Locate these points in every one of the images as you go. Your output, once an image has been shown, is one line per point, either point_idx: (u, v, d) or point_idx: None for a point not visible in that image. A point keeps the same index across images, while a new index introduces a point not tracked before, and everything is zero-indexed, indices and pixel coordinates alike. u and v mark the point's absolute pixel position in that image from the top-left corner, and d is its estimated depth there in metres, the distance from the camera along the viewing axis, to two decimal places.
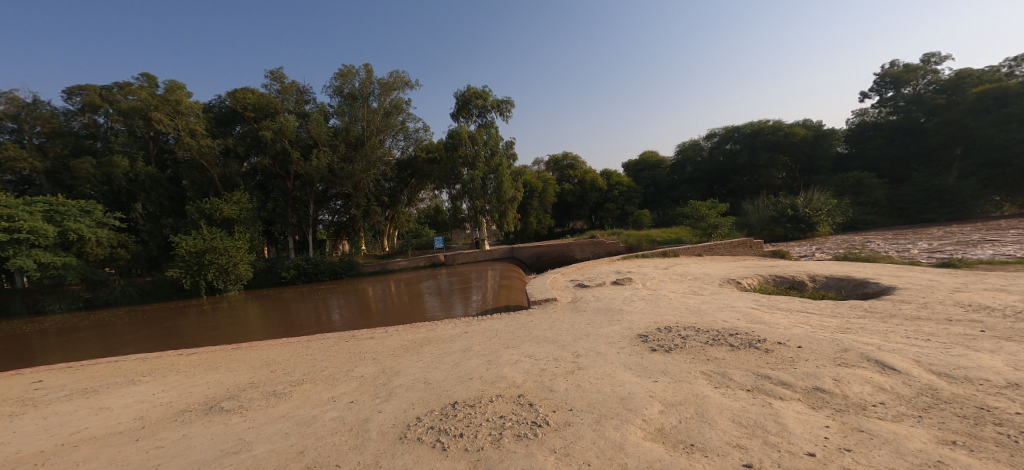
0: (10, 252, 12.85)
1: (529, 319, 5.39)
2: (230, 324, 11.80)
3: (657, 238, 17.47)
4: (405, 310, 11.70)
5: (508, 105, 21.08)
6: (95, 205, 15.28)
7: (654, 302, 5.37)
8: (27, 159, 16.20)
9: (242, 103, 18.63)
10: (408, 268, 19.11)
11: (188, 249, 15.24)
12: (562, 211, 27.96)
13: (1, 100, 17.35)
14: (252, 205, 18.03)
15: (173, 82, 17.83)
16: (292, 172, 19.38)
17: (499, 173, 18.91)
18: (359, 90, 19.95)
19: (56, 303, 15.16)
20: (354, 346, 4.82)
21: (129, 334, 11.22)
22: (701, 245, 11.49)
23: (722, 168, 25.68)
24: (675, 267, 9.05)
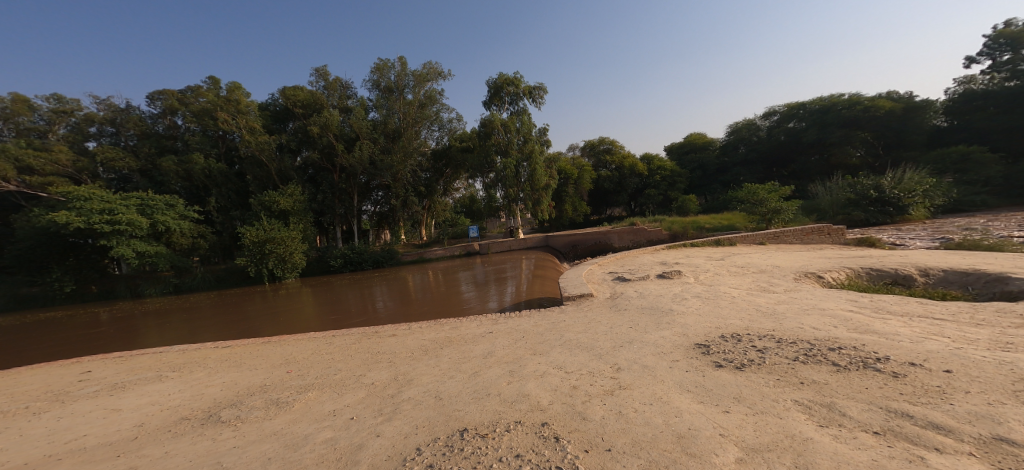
0: (113, 242, 14.38)
1: (560, 317, 4.78)
2: (282, 311, 12.23)
3: (706, 224, 16.08)
4: (441, 299, 11.46)
5: (540, 90, 20.42)
6: (176, 199, 16.80)
7: (712, 300, 4.55)
8: (124, 160, 17.89)
9: (293, 100, 19.53)
10: (444, 257, 19.18)
11: (252, 239, 15.91)
12: (599, 198, 26.75)
13: (104, 109, 19.77)
14: (304, 197, 18.76)
15: (234, 83, 18.96)
16: (338, 165, 20.03)
17: (532, 160, 18.49)
18: (395, 83, 20.21)
19: (151, 288, 16.57)
20: (373, 345, 4.48)
21: (201, 319, 11.89)
22: (765, 232, 10.18)
23: (786, 147, 23.51)
24: (732, 257, 7.99)
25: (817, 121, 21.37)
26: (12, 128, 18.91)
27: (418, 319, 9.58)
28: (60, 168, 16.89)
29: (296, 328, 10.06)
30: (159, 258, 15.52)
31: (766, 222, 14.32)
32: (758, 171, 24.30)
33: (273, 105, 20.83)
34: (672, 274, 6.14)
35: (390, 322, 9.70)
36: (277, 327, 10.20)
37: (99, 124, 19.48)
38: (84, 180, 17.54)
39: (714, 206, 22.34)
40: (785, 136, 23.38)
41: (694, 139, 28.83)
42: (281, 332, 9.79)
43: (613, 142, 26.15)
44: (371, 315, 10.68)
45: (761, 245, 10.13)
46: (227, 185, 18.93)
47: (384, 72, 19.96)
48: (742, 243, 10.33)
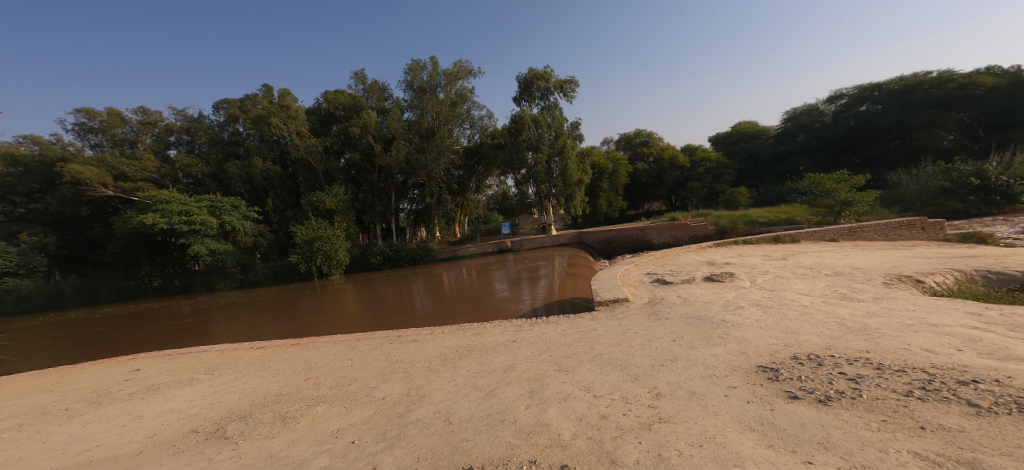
0: (190, 240, 15.63)
1: (591, 325, 4.30)
2: (327, 306, 12.62)
3: (759, 218, 14.70)
4: (475, 296, 11.23)
5: (571, 84, 19.76)
6: (240, 201, 17.95)
7: (774, 308, 3.86)
8: (200, 165, 19.46)
9: (335, 104, 20.18)
10: (478, 254, 19.14)
11: (303, 238, 16.68)
12: (636, 192, 25.45)
13: (180, 119, 21.61)
14: (348, 197, 19.38)
15: (284, 90, 19.92)
16: (377, 165, 20.62)
17: (565, 155, 18.03)
18: (427, 82, 20.31)
19: (222, 283, 17.85)
20: (392, 353, 4.23)
21: (255, 314, 12.49)
22: (837, 226, 8.98)
23: (857, 132, 21.07)
24: (794, 256, 7.04)
25: (896, 103, 18.95)
26: (110, 139, 21.22)
27: (452, 318, 9.32)
28: (147, 174, 18.61)
29: (339, 325, 10.14)
30: (228, 255, 16.67)
31: (836, 215, 12.78)
32: (822, 159, 22.02)
33: (318, 110, 21.72)
34: (722, 275, 5.42)
35: (425, 320, 9.50)
36: (323, 323, 10.42)
37: (177, 133, 21.38)
38: (166, 184, 19.28)
39: (770, 199, 20.53)
40: (856, 120, 20.89)
41: (745, 127, 26.74)
42: (324, 328, 9.93)
43: (650, 134, 24.80)
44: (408, 313, 10.60)
45: (831, 242, 8.94)
46: (281, 187, 19.95)
47: (417, 73, 20.17)
48: (807, 240, 9.17)
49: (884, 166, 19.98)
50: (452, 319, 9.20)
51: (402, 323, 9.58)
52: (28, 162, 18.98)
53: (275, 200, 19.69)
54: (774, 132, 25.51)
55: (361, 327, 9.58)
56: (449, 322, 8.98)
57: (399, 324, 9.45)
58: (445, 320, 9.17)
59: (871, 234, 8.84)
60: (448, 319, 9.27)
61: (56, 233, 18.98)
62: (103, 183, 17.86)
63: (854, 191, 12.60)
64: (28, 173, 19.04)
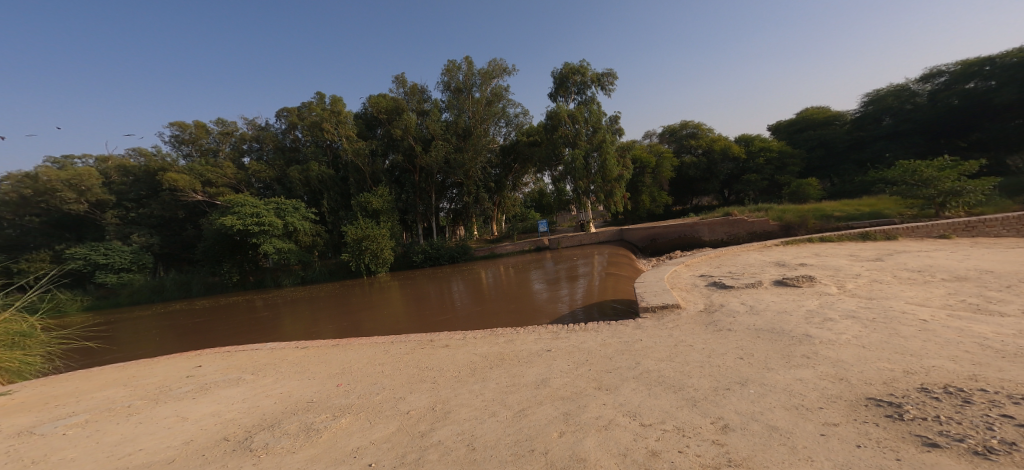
0: (261, 240, 16.93)
1: (638, 335, 3.77)
2: (376, 303, 12.97)
3: (834, 212, 13.00)
4: (514, 295, 10.89)
5: (610, 77, 18.81)
6: (300, 203, 19.03)
7: (873, 322, 3.12)
8: (267, 171, 20.96)
9: (378, 108, 20.74)
10: (513, 252, 18.87)
11: (353, 238, 17.44)
12: (683, 187, 23.75)
13: (251, 129, 23.49)
14: (392, 197, 19.93)
15: (336, 96, 20.88)
16: (418, 166, 20.97)
17: (603, 150, 17.23)
18: (463, 83, 20.42)
19: (287, 279, 19.10)
20: (423, 361, 3.99)
21: (311, 310, 13.08)
22: (950, 220, 7.55)
23: (960, 113, 17.96)
24: (888, 256, 5.94)
25: (1014, 77, 15.88)
26: (197, 149, 23.58)
27: (494, 316, 8.96)
28: (227, 180, 20.45)
29: (387, 321, 10.18)
30: (291, 253, 17.79)
31: (940, 207, 10.92)
32: (914, 144, 19.07)
33: (364, 115, 22.56)
34: (797, 279, 4.62)
35: (466, 318, 9.23)
36: (370, 319, 10.61)
37: (249, 141, 23.29)
38: (243, 189, 21.05)
39: (848, 190, 18.18)
40: (957, 99, 17.86)
41: (813, 113, 24.06)
42: (370, 324, 10.03)
43: (698, 125, 23.25)
44: (450, 310, 10.44)
45: (941, 239, 7.52)
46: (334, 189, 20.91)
47: (453, 73, 20.26)
48: (907, 237, 7.79)
49: (996, 149, 16.97)
50: (493, 318, 8.86)
51: (445, 320, 9.40)
52: (136, 172, 21.65)
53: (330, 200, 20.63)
54: (851, 118, 22.68)
55: (407, 324, 9.48)
56: (491, 320, 8.63)
57: (442, 322, 9.26)
58: (487, 319, 8.85)
59: (997, 227, 7.31)
60: (489, 317, 8.93)
61: (159, 234, 21.23)
62: (194, 188, 19.92)
63: (965, 179, 10.67)
64: (136, 182, 21.71)
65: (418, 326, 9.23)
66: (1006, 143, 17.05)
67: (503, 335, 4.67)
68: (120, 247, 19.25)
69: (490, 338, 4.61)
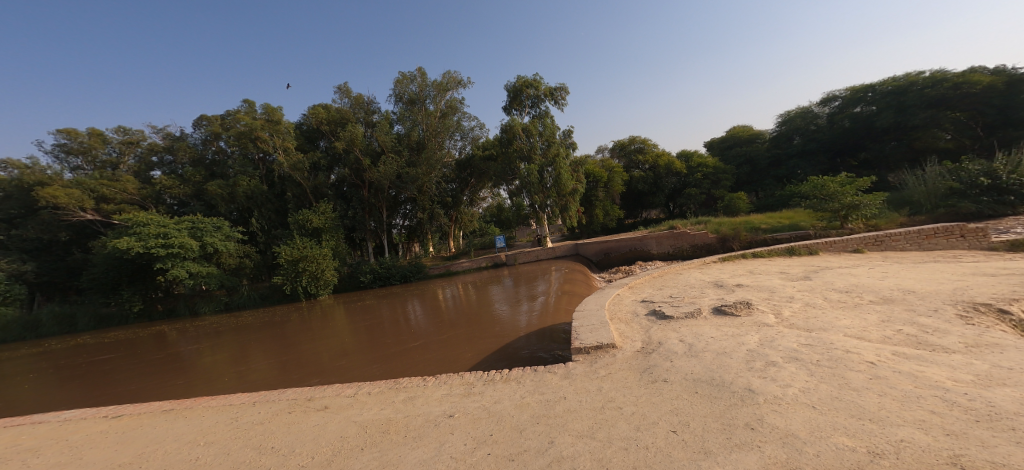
0: (170, 264, 14.42)
1: (562, 389, 3.00)
2: (316, 327, 11.65)
3: (762, 224, 13.52)
4: (473, 317, 9.98)
5: (561, 90, 18.86)
6: (223, 221, 16.72)
7: (817, 367, 2.65)
8: (182, 186, 18.30)
9: (319, 119, 19.26)
10: (471, 269, 18.04)
11: (288, 258, 15.54)
12: (634, 200, 24.30)
13: (161, 139, 20.55)
14: (336, 214, 18.37)
15: (268, 104, 18.90)
16: (367, 181, 19.59)
17: (558, 164, 16.95)
18: (416, 94, 19.51)
19: (206, 306, 16.55)
20: (270, 439, 2.91)
21: (218, 343, 11.15)
22: (861, 235, 7.81)
23: (854, 134, 20.14)
24: (815, 274, 5.82)
25: (892, 103, 17.98)
26: (91, 160, 20.11)
27: (456, 344, 7.94)
28: (128, 197, 17.45)
29: (333, 351, 8.81)
30: (212, 278, 15.52)
31: (842, 220, 11.60)
32: (821, 162, 20.75)
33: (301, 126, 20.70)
34: (735, 306, 4.20)
35: (426, 346, 8.11)
36: (307, 351, 9.19)
37: (159, 153, 20.34)
38: (150, 207, 18.10)
39: (771, 203, 19.28)
40: (851, 122, 19.87)
41: (738, 132, 25.76)
42: (310, 358, 8.59)
43: (644, 140, 23.81)
44: (407, 336, 9.25)
45: (855, 253, 7.74)
46: (266, 206, 18.83)
47: (405, 84, 19.34)
48: (826, 251, 7.97)
49: (883, 168, 19.03)
50: (456, 345, 7.83)
51: (401, 350, 8.18)
52: (6, 187, 17.81)
53: (261, 218, 18.51)
54: (769, 137, 24.54)
55: (359, 357, 8.12)
56: (455, 348, 7.61)
57: (402, 352, 8.04)
58: (449, 346, 7.82)
59: (901, 241, 7.66)
60: (451, 345, 7.89)
61: (37, 260, 17.76)
62: (82, 206, 16.78)
63: (861, 194, 11.51)
64: (8, 198, 17.90)
65: (372, 358, 7.90)
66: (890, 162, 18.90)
67: (403, 390, 3.50)
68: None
69: (390, 394, 3.48)
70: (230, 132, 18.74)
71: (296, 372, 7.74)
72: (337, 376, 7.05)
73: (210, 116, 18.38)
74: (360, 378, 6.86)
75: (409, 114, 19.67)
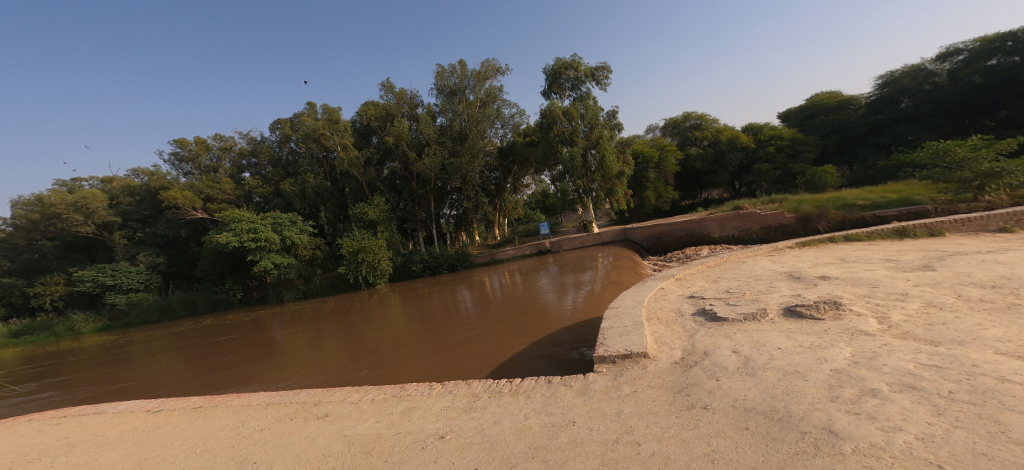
0: (258, 255, 15.91)
1: (574, 411, 2.44)
2: (378, 315, 11.99)
3: (856, 200, 11.36)
4: (520, 305, 9.61)
5: (603, 70, 17.56)
6: (296, 216, 17.97)
7: (946, 401, 1.77)
8: (264, 186, 20.15)
9: (368, 116, 19.94)
10: (515, 256, 17.64)
11: (348, 249, 16.34)
12: (690, 179, 22.16)
13: (245, 143, 22.62)
14: (388, 206, 18.97)
15: (326, 106, 20.03)
16: (415, 173, 19.94)
17: (601, 146, 15.89)
18: (456, 85, 19.34)
19: (288, 294, 17.98)
20: (260, 451, 2.72)
21: (294, 330, 11.95)
22: (1009, 210, 6.02)
23: (990, 91, 16.17)
24: (938, 263, 4.50)
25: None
26: (198, 167, 22.83)
27: (505, 333, 7.55)
28: (226, 196, 19.68)
29: (388, 341, 8.79)
30: (291, 268, 16.85)
31: (977, 191, 9.28)
32: (940, 124, 17.11)
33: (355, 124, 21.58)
34: (816, 307, 3.30)
35: (475, 336, 7.79)
36: (365, 340, 9.28)
37: (247, 156, 22.46)
38: (243, 205, 20.23)
39: (871, 176, 16.37)
40: (982, 77, 16.17)
41: (824, 98, 22.12)
42: (366, 347, 8.63)
43: (701, 116, 21.68)
44: (458, 325, 9.03)
45: (1000, 233, 5.97)
46: (330, 201, 19.94)
47: (445, 77, 19.28)
48: (955, 232, 6.28)
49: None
50: (505, 335, 7.43)
51: (451, 340, 7.92)
52: (141, 192, 20.54)
53: (328, 212, 19.69)
54: (865, 101, 20.85)
55: (412, 347, 7.96)
56: (505, 337, 7.23)
57: (453, 342, 7.77)
58: (499, 336, 7.45)
59: None
60: (501, 334, 7.51)
61: (167, 253, 20.18)
62: (194, 206, 19.11)
63: (1002, 159, 9.14)
64: (144, 201, 20.62)
65: (423, 349, 7.70)
66: None
67: (406, 399, 3.16)
68: (126, 266, 18.44)
69: (391, 402, 3.16)
70: (297, 133, 20.05)
71: (351, 362, 7.75)
72: (388, 369, 6.90)
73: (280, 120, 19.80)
74: (411, 371, 6.63)
75: (451, 106, 19.52)
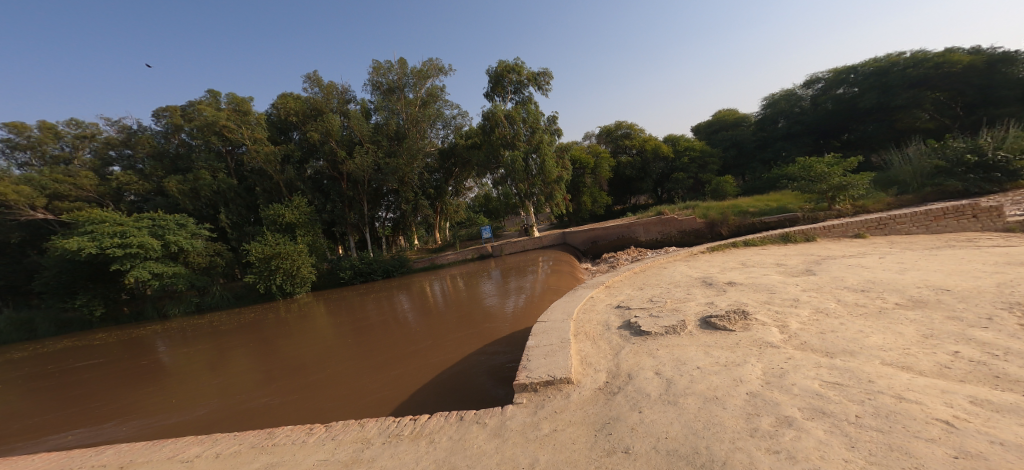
0: (128, 265, 13.00)
1: (483, 462, 2.10)
2: (293, 327, 10.74)
3: (749, 207, 12.67)
4: (461, 312, 9.14)
5: (546, 75, 17.74)
6: (187, 218, 15.22)
7: (855, 429, 1.74)
8: (141, 182, 16.51)
9: (287, 110, 17.85)
10: (456, 262, 17.03)
11: (258, 256, 14.28)
12: (621, 186, 23.32)
13: (114, 129, 18.48)
14: (311, 208, 17.15)
15: (232, 94, 17.59)
16: (344, 173, 18.39)
17: (542, 151, 16.04)
18: (395, 82, 18.63)
19: (175, 308, 15.10)
20: None
21: (189, 348, 10.14)
22: (863, 218, 6.97)
23: (838, 117, 19.41)
24: (818, 267, 4.98)
25: (875, 84, 17.55)
26: (41, 156, 17.87)
27: (444, 344, 7.13)
28: (84, 194, 15.81)
29: (303, 358, 7.85)
30: (179, 278, 14.16)
31: (830, 201, 10.85)
32: (806, 143, 20.17)
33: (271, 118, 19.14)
34: (727, 317, 3.35)
35: (408, 349, 7.23)
36: (275, 357, 8.22)
37: (117, 146, 18.15)
38: (110, 205, 16.45)
39: (758, 186, 18.60)
40: (834, 104, 19.33)
41: (724, 115, 24.89)
42: (276, 366, 7.64)
43: (631, 125, 22.84)
44: (389, 336, 8.38)
45: (857, 239, 6.90)
46: (236, 200, 17.54)
47: (381, 73, 18.37)
48: (826, 237, 7.13)
49: (865, 148, 18.57)
50: (444, 346, 7.01)
51: (380, 354, 7.28)
52: None
53: (232, 212, 17.30)
54: (755, 120, 23.74)
55: (332, 364, 7.17)
56: (444, 350, 6.83)
57: (383, 356, 7.14)
58: (437, 347, 7.01)
59: (907, 223, 6.85)
60: (439, 346, 7.08)
61: None
62: (32, 205, 14.99)
63: (848, 174, 10.82)
64: None
65: (345, 366, 6.97)
66: (873, 143, 18.23)
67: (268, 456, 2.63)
68: None
69: (246, 458, 2.67)
70: (193, 123, 17.02)
71: (257, 386, 6.78)
72: (301, 393, 6.12)
73: (170, 106, 16.57)
74: (330, 395, 5.94)
75: (387, 104, 18.63)
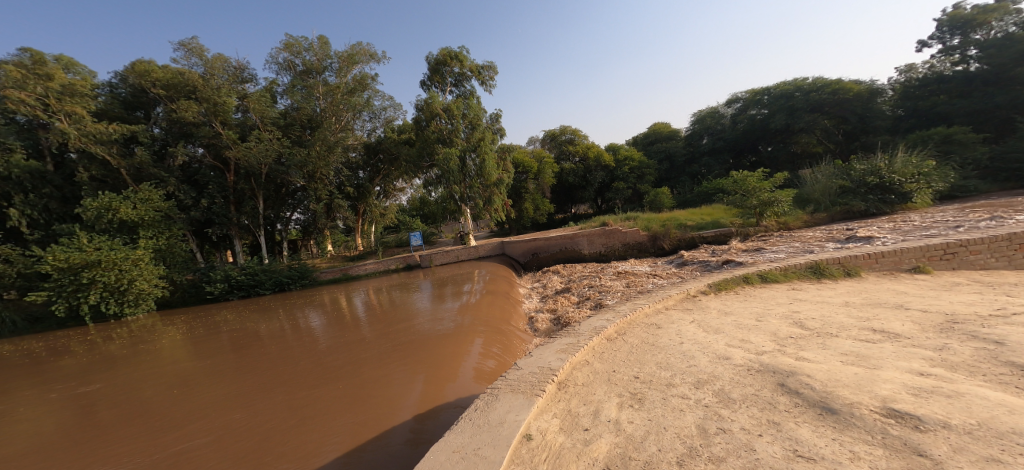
0: None
1: None
2: (108, 372, 5.63)
3: (689, 221, 10.51)
4: (409, 336, 5.55)
5: (491, 69, 14.58)
6: None
7: None
8: None
9: (147, 79, 11.75)
10: (375, 273, 12.81)
11: (58, 265, 8.43)
12: (564, 194, 20.97)
13: None
14: (173, 203, 11.43)
15: (55, 55, 11.20)
16: (232, 162, 13.31)
17: (482, 149, 12.75)
18: (312, 63, 14.22)
19: None
20: None
21: None
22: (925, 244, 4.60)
23: (751, 135, 18.72)
24: (1001, 345, 2.43)
25: (784, 106, 16.79)
26: None
27: (405, 406, 3.49)
28: None
29: (90, 452, 3.33)
30: None
31: (758, 216, 9.02)
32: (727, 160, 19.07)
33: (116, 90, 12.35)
34: None
35: (347, 421, 3.33)
36: (18, 450, 3.50)
37: None
38: None
39: (692, 199, 16.94)
40: (747, 125, 18.57)
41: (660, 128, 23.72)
42: None
43: (575, 131, 20.46)
44: (308, 379, 4.32)
45: (917, 274, 4.54)
46: (44, 190, 10.16)
47: (293, 50, 14.01)
48: (869, 270, 4.69)
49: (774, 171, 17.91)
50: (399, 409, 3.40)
51: (287, 433, 3.24)
52: None
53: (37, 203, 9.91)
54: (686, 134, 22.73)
55: None
56: (396, 421, 3.23)
57: (294, 438, 3.15)
58: (390, 410, 3.43)
59: (984, 254, 4.56)
60: (393, 409, 3.43)
61: None
62: None
63: (777, 190, 9.16)
64: None
65: None
66: (779, 162, 17.58)
67: None
68: None
69: None
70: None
71: None
72: None
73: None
74: None
75: (301, 88, 14.22)
